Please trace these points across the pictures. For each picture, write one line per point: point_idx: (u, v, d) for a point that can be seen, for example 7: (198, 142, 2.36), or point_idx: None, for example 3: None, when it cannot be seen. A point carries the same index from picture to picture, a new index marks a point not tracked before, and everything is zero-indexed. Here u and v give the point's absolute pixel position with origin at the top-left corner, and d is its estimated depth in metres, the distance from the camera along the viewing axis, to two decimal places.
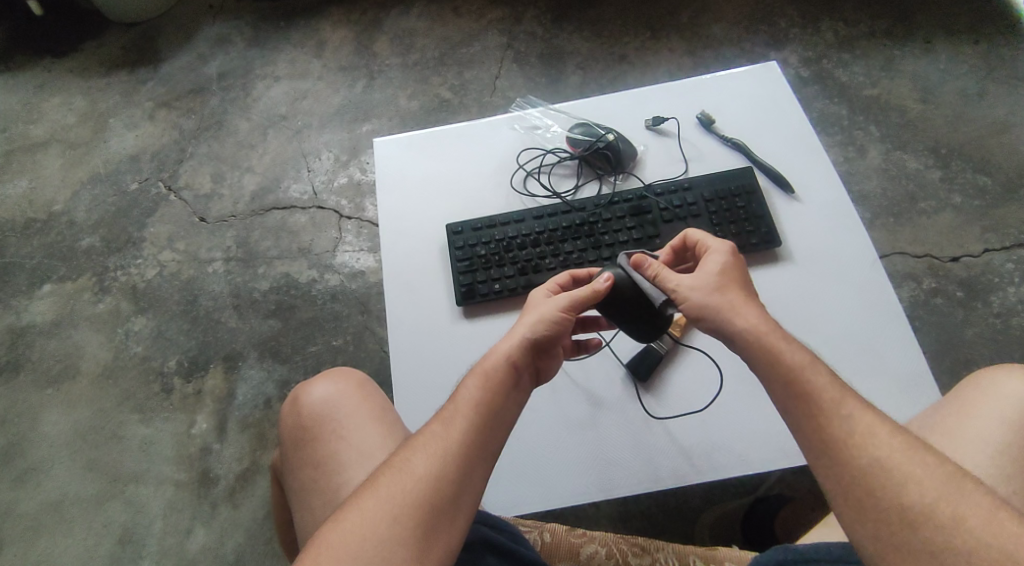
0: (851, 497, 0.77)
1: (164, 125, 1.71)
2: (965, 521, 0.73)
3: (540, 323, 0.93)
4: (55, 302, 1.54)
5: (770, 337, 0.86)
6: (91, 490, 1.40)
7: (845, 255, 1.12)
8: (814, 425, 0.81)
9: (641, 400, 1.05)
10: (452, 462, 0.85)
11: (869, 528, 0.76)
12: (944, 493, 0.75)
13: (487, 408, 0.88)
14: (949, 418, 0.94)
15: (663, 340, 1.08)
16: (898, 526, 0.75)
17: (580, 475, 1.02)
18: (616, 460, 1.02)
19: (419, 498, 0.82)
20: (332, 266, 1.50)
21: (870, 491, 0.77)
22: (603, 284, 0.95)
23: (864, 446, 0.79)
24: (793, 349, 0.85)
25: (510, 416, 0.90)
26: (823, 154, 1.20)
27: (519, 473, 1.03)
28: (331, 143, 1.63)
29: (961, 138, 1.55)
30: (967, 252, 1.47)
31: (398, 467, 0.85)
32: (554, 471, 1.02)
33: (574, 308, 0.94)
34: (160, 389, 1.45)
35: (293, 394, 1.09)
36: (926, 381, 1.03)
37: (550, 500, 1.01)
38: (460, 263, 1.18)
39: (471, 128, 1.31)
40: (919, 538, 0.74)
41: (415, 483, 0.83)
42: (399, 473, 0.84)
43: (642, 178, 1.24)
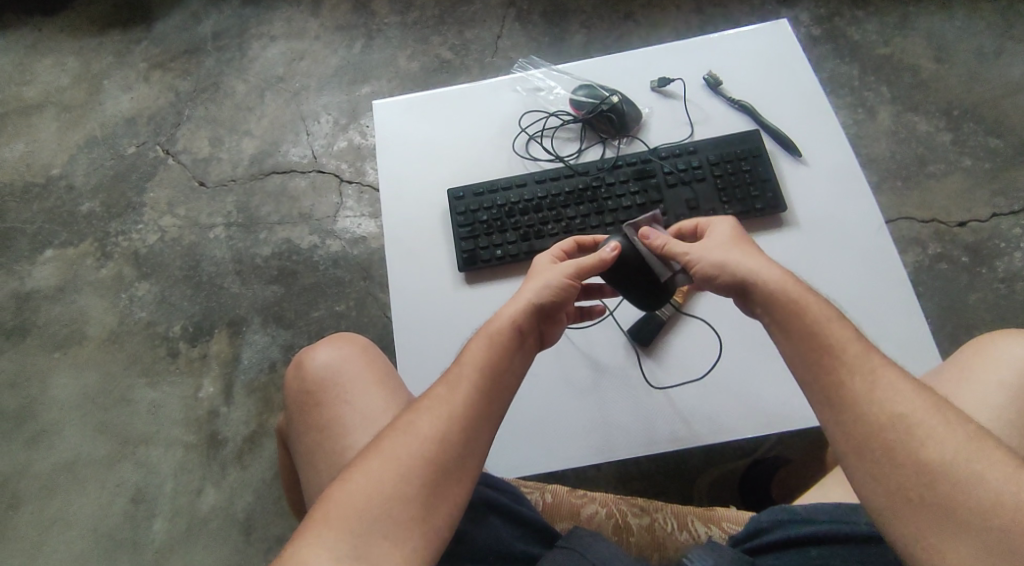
0: (867, 451, 0.75)
1: (159, 87, 1.67)
2: (986, 476, 0.71)
3: (546, 288, 0.91)
4: (58, 268, 1.55)
5: (795, 291, 0.84)
6: (102, 452, 1.43)
7: (850, 219, 1.11)
8: (832, 379, 0.79)
9: (640, 367, 1.06)
10: (457, 424, 0.83)
11: (883, 483, 0.74)
12: (965, 451, 0.73)
13: (493, 370, 0.86)
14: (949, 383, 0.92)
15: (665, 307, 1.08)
16: (914, 482, 0.73)
17: (580, 438, 1.03)
18: (617, 424, 1.03)
19: (426, 459, 0.81)
20: (333, 232, 1.49)
21: (887, 446, 0.75)
22: (609, 253, 0.93)
23: (886, 402, 0.76)
24: (816, 303, 0.83)
25: (515, 379, 0.88)
26: (832, 116, 1.18)
27: (523, 437, 1.04)
28: (330, 105, 1.60)
29: (975, 99, 1.52)
30: (975, 217, 1.45)
31: (403, 429, 0.83)
32: (557, 435, 1.04)
33: (580, 274, 0.92)
34: (166, 354, 1.47)
35: (297, 358, 1.08)
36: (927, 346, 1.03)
37: (550, 463, 1.04)
38: (462, 228, 1.17)
39: (471, 90, 1.28)
40: (938, 494, 0.72)
41: (421, 443, 0.82)
42: (404, 435, 0.83)
43: (646, 142, 1.21)
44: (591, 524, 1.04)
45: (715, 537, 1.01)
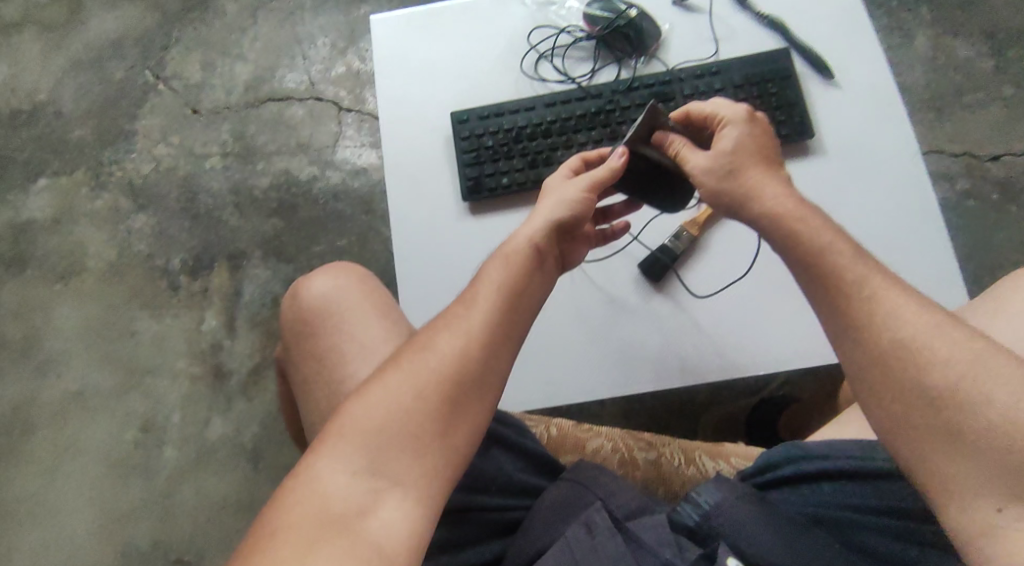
0: (874, 381, 0.66)
1: (146, 5, 1.58)
2: (998, 400, 0.61)
3: (561, 206, 0.86)
4: (53, 198, 1.51)
5: (789, 215, 0.77)
6: (108, 383, 1.44)
7: (883, 148, 1.03)
8: (835, 307, 0.70)
9: (651, 300, 1.01)
10: (482, 341, 0.76)
11: (891, 416, 0.65)
12: (977, 373, 0.62)
13: (516, 287, 0.80)
14: (981, 319, 0.85)
15: (679, 239, 1.02)
16: (921, 411, 0.63)
17: (587, 371, 0.99)
18: (626, 357, 0.99)
19: (447, 374, 0.73)
20: (333, 163, 1.44)
21: (894, 372, 0.65)
22: (618, 161, 0.86)
23: (886, 324, 0.67)
24: (815, 227, 0.75)
25: (536, 298, 0.82)
26: (870, 35, 1.09)
27: (527, 371, 1.00)
28: (326, 26, 1.51)
29: (1021, 22, 1.40)
30: (1009, 151, 1.37)
31: (423, 346, 0.76)
32: (562, 367, 1.00)
33: (595, 187, 0.87)
34: (167, 287, 1.45)
35: (293, 289, 1.05)
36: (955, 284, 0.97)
37: (554, 396, 0.99)
38: (467, 154, 1.11)
39: (477, 4, 1.19)
40: (946, 423, 0.62)
41: (442, 358, 0.74)
42: (422, 352, 0.75)
43: (666, 62, 1.13)
44: (598, 458, 1.01)
45: (723, 472, 0.99)
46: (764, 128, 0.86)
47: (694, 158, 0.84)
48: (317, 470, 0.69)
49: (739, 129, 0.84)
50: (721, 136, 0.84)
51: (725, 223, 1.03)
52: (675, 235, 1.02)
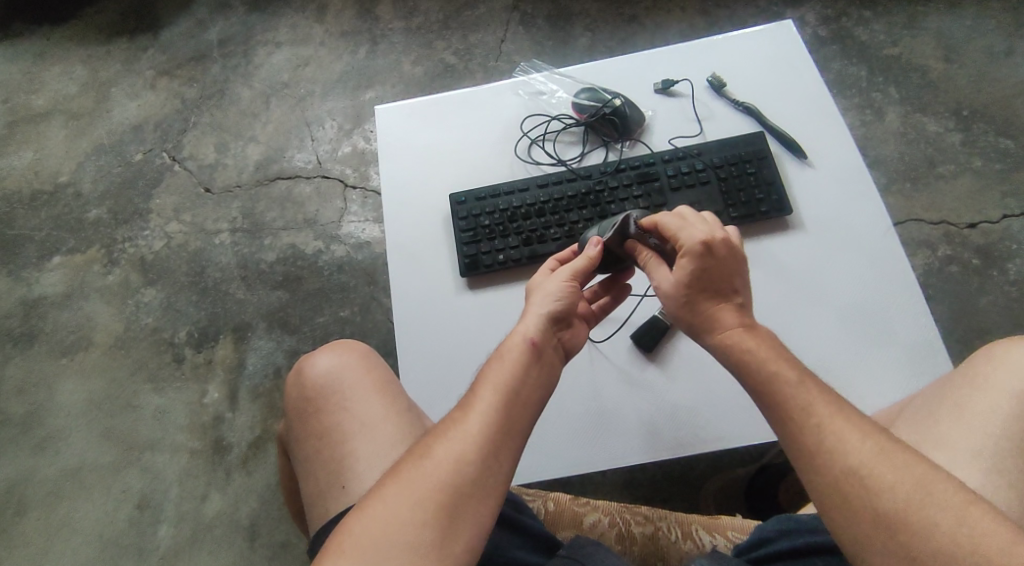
0: (831, 501, 0.74)
1: (166, 94, 1.69)
2: (940, 522, 0.69)
3: (552, 297, 0.88)
4: (66, 274, 1.56)
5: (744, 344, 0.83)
6: (108, 457, 1.43)
7: (858, 224, 1.09)
8: (790, 433, 0.78)
9: (644, 371, 1.03)
10: (478, 448, 0.79)
11: (849, 533, 0.72)
12: (916, 495, 0.71)
13: (510, 390, 0.82)
14: (962, 391, 0.89)
15: None
16: (874, 531, 0.71)
17: (585, 445, 1.00)
18: (622, 432, 1.00)
19: (444, 483, 0.77)
20: (338, 237, 1.50)
21: (844, 495, 0.73)
22: (593, 250, 0.91)
23: (836, 451, 0.75)
24: (768, 355, 0.81)
25: (538, 396, 0.83)
26: (839, 119, 1.16)
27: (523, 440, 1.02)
28: (334, 111, 1.62)
29: (984, 100, 1.49)
30: (986, 218, 1.42)
31: (422, 454, 0.79)
32: (558, 437, 1.01)
33: (577, 277, 0.90)
34: (171, 359, 1.48)
35: (297, 366, 1.07)
36: (935, 351, 1.01)
37: (553, 470, 1.00)
38: (464, 233, 1.16)
39: (474, 95, 1.27)
40: (897, 538, 0.70)
41: (440, 469, 0.78)
42: (418, 462, 0.79)
43: (650, 145, 1.20)
44: (595, 533, 1.01)
45: (721, 547, 0.98)
46: (730, 258, 0.85)
47: (659, 277, 0.89)
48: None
49: (694, 263, 0.85)
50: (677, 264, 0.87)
51: None
52: None
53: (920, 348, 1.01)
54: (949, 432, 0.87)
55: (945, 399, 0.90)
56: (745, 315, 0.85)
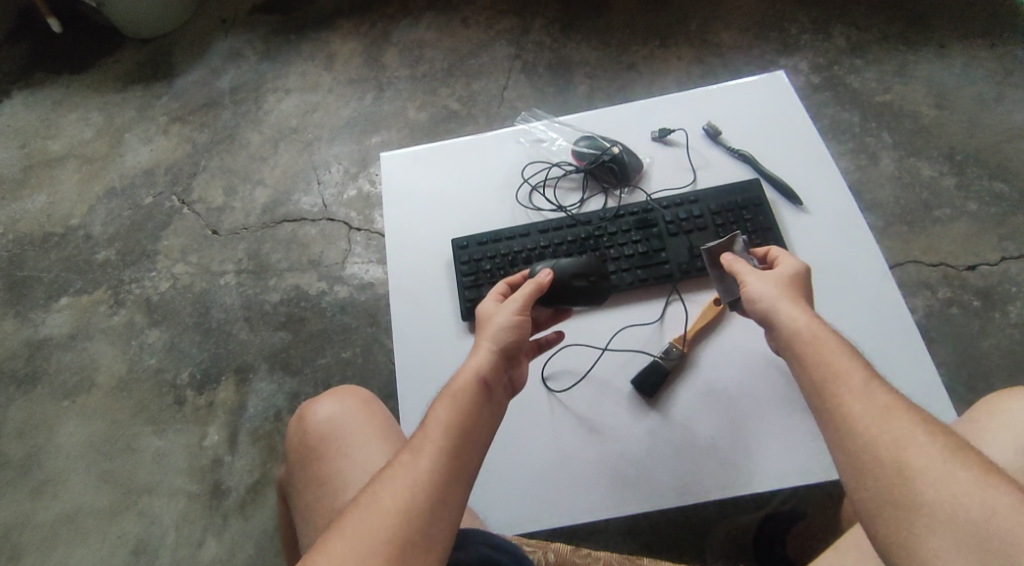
0: (854, 457, 0.71)
1: (177, 139, 1.75)
2: (964, 498, 0.65)
3: (501, 329, 0.88)
4: (72, 315, 1.58)
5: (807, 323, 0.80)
6: (105, 502, 1.41)
7: (855, 269, 1.07)
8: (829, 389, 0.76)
9: (644, 419, 1.01)
10: (428, 493, 0.76)
11: (867, 488, 0.70)
12: (947, 469, 0.67)
13: (460, 430, 0.80)
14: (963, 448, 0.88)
15: (669, 355, 1.03)
16: (893, 488, 0.69)
17: (584, 492, 0.98)
18: (622, 479, 0.98)
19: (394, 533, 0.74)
20: (341, 278, 1.52)
21: (873, 453, 0.71)
22: (543, 277, 0.96)
23: (877, 414, 0.73)
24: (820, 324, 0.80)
25: (486, 435, 0.82)
26: (832, 165, 1.16)
27: (521, 487, 0.99)
28: (340, 155, 1.67)
29: (976, 145, 1.52)
30: (984, 261, 1.42)
31: (368, 503, 0.76)
32: (557, 485, 0.99)
33: (527, 307, 0.91)
34: (173, 401, 1.48)
35: (299, 413, 1.07)
36: (941, 399, 0.98)
37: (552, 519, 0.97)
38: (466, 277, 1.13)
39: (477, 142, 1.28)
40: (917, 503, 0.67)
41: (388, 518, 0.74)
42: (365, 512, 0.75)
43: (648, 191, 1.19)
44: None
45: None
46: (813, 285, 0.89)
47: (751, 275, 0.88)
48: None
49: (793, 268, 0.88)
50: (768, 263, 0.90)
51: (717, 336, 1.05)
52: (664, 350, 1.03)
53: (923, 396, 0.99)
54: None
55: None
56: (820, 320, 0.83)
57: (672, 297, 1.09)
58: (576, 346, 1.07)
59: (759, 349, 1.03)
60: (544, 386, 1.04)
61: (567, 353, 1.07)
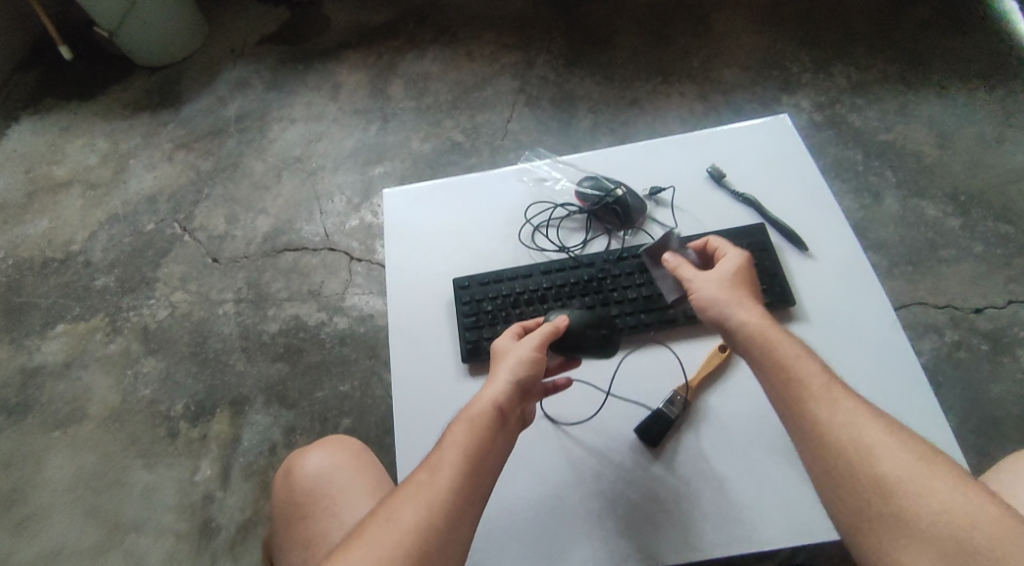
0: (834, 473, 0.77)
1: (182, 166, 1.77)
2: (933, 492, 0.73)
3: (518, 365, 0.85)
4: (68, 343, 1.56)
5: (766, 331, 0.86)
6: (92, 538, 1.37)
7: (863, 319, 1.03)
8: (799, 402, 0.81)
9: (646, 472, 0.98)
10: (450, 503, 0.78)
11: (852, 504, 0.76)
12: (912, 469, 0.75)
13: (475, 456, 0.80)
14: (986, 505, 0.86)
15: (673, 403, 1.00)
16: (876, 502, 0.74)
17: (582, 548, 0.94)
18: (621, 535, 0.94)
19: (410, 547, 0.75)
20: (341, 309, 1.51)
21: (852, 468, 0.76)
22: (560, 323, 0.92)
23: (850, 427, 0.78)
24: (783, 338, 0.86)
25: (500, 461, 0.83)
26: (838, 211, 1.12)
27: (515, 539, 0.95)
28: (344, 185, 1.68)
29: (980, 185, 1.52)
30: (991, 303, 1.41)
31: (388, 512, 0.78)
32: (554, 537, 0.95)
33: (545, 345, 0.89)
34: (165, 433, 1.44)
35: (289, 463, 1.04)
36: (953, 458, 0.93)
37: None
38: (466, 318, 1.10)
39: (480, 180, 1.25)
40: (894, 506, 0.73)
41: (406, 527, 0.76)
42: (382, 529, 0.77)
43: (651, 234, 1.15)
44: None
45: None
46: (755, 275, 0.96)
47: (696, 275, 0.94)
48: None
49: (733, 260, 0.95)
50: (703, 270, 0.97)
51: (721, 385, 1.02)
52: (669, 399, 1.00)
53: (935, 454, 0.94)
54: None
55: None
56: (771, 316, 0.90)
57: (677, 345, 1.06)
58: (580, 390, 1.04)
59: (762, 399, 1.00)
60: (547, 433, 1.01)
61: (571, 398, 1.04)
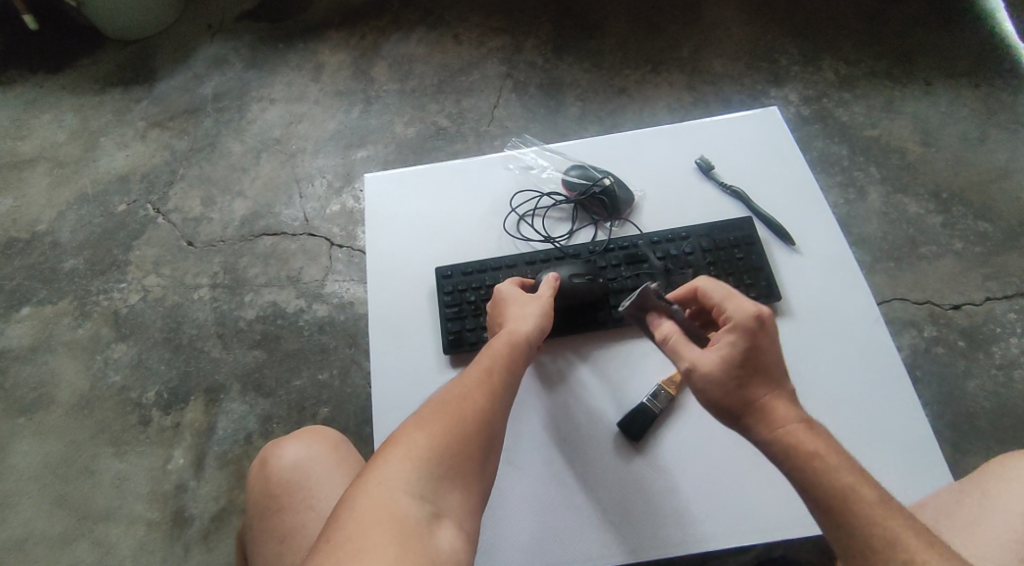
0: None
1: (155, 145, 1.72)
2: None
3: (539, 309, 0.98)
4: (34, 326, 1.51)
5: (806, 449, 0.78)
6: (59, 528, 1.33)
7: (847, 314, 1.03)
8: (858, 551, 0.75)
9: (630, 466, 0.96)
10: (506, 398, 0.89)
11: None
12: None
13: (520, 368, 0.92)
14: (973, 508, 0.87)
15: (657, 398, 0.98)
16: None
17: (562, 541, 0.93)
18: (603, 528, 0.94)
19: (478, 429, 0.84)
20: (320, 296, 1.47)
21: None
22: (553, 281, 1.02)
23: None
24: (836, 467, 0.77)
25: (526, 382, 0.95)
26: (826, 206, 1.12)
27: (496, 534, 0.94)
28: (324, 168, 1.64)
29: (961, 183, 1.53)
30: (969, 300, 1.42)
31: (454, 399, 0.86)
32: (535, 529, 0.94)
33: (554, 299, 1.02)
34: (137, 421, 1.40)
35: (263, 454, 1.01)
36: (931, 453, 0.94)
37: None
38: (449, 309, 1.07)
39: (466, 166, 1.22)
40: None
41: (473, 412, 0.85)
42: (459, 406, 0.85)
43: (639, 226, 1.14)
44: None
45: None
46: (769, 340, 0.84)
47: (694, 354, 0.85)
48: (377, 508, 0.74)
49: (739, 335, 0.84)
50: (716, 344, 0.85)
51: None
52: (653, 394, 0.99)
53: (915, 449, 0.94)
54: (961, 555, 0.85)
55: (954, 516, 0.87)
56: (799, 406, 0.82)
57: None
58: (560, 382, 1.02)
59: None
60: (526, 425, 0.99)
61: (551, 390, 1.01)
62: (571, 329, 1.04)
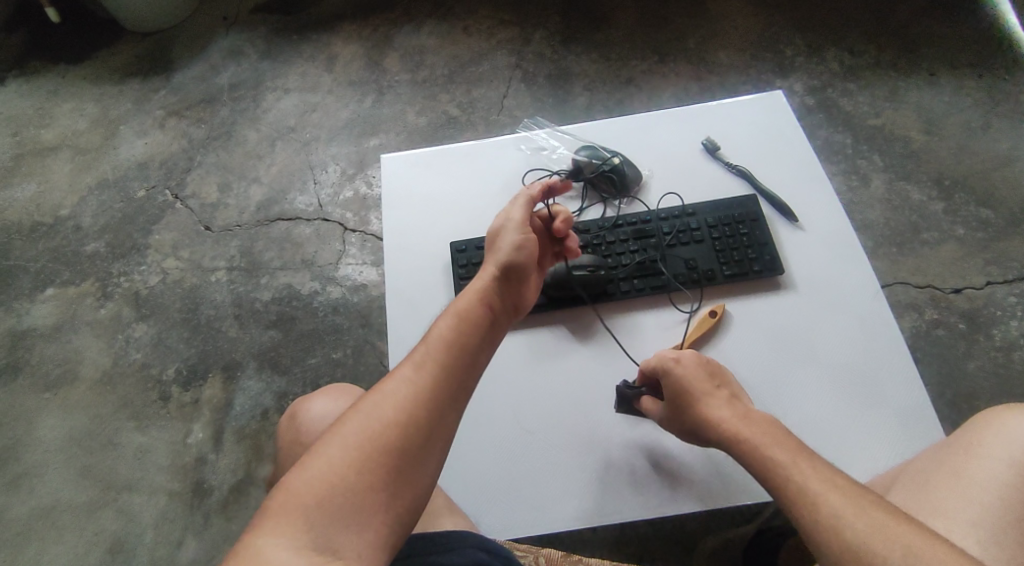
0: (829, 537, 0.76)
1: (173, 133, 1.76)
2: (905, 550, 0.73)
3: (511, 248, 0.96)
4: (58, 306, 1.56)
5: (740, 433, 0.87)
6: (83, 498, 1.39)
7: (847, 287, 1.06)
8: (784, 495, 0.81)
9: (637, 428, 1.00)
10: (432, 397, 0.83)
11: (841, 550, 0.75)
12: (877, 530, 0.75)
13: (453, 357, 0.86)
14: (960, 459, 0.89)
15: None
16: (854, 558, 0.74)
17: (573, 498, 0.97)
18: (612, 485, 0.97)
19: (390, 444, 0.79)
20: (334, 278, 1.52)
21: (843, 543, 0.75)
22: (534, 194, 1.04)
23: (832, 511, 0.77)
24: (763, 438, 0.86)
25: (478, 356, 0.88)
26: (828, 185, 1.15)
27: (508, 490, 0.98)
28: (338, 156, 1.68)
29: (963, 171, 1.55)
30: (970, 284, 1.44)
31: (369, 409, 0.81)
32: (546, 486, 0.98)
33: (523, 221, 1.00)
34: (158, 397, 1.45)
35: (293, 408, 1.05)
36: (925, 416, 0.97)
37: (543, 524, 0.96)
38: (463, 281, 1.12)
39: (479, 147, 1.25)
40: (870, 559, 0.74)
41: (385, 426, 0.80)
42: (370, 418, 0.81)
43: (646, 203, 1.17)
44: None
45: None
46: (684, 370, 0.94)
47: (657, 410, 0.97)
48: (258, 547, 0.74)
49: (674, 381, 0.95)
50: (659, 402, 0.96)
51: (712, 348, 1.04)
52: None
53: (911, 412, 0.97)
54: (953, 500, 0.86)
55: (942, 466, 0.89)
56: (733, 404, 0.91)
57: (667, 310, 1.07)
58: (568, 350, 1.05)
59: (748, 361, 1.02)
60: (535, 390, 1.03)
61: (559, 357, 1.05)
62: (581, 300, 1.08)
